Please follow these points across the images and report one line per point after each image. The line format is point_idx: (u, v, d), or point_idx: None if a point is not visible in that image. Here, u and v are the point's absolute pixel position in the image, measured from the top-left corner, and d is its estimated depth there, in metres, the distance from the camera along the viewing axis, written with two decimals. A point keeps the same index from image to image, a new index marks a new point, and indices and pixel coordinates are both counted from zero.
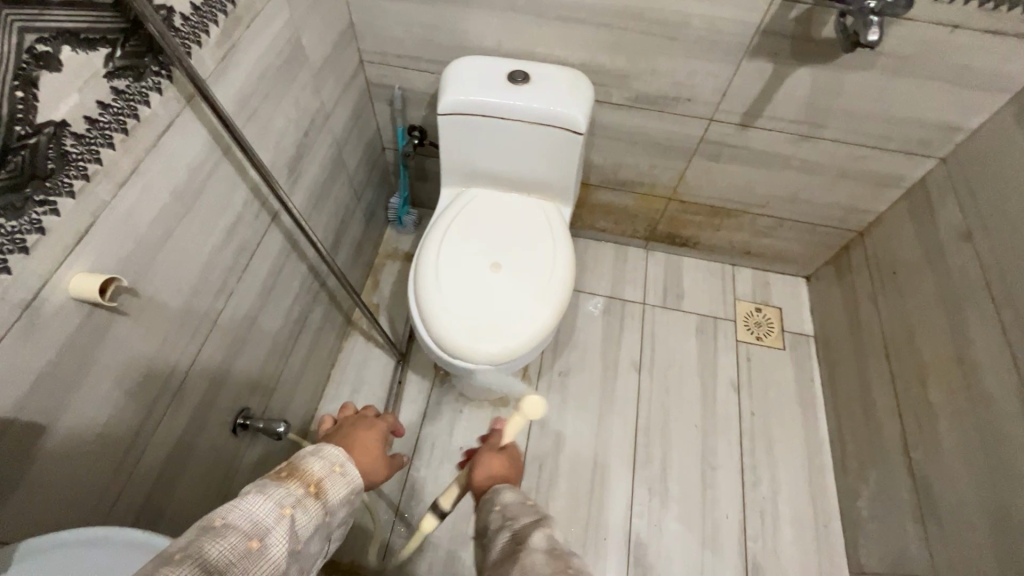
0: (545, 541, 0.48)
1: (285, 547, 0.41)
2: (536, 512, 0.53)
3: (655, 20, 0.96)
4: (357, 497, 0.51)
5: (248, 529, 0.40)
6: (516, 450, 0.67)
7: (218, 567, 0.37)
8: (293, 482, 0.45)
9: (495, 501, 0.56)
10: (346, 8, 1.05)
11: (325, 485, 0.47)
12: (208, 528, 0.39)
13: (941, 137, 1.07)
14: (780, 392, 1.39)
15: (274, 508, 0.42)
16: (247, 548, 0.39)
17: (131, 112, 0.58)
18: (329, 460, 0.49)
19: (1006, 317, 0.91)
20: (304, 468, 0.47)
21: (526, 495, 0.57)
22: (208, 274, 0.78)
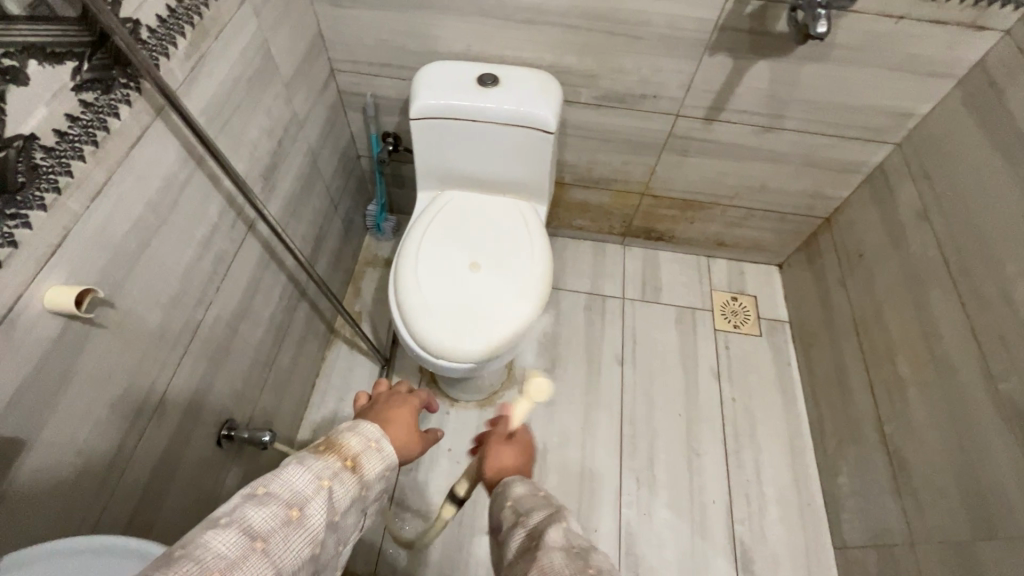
0: (561, 534, 0.48)
1: (323, 517, 0.44)
2: (548, 506, 0.52)
3: (618, 21, 0.99)
4: (391, 473, 0.52)
5: (289, 499, 0.43)
6: (527, 436, 0.65)
7: (262, 530, 0.41)
8: (332, 455, 0.48)
9: (505, 496, 0.56)
10: (315, 18, 1.06)
11: (361, 460, 0.49)
12: (252, 496, 0.43)
13: (895, 123, 1.12)
14: (759, 377, 1.42)
15: (313, 480, 0.45)
16: (287, 516, 0.43)
17: (101, 124, 0.58)
18: (366, 436, 0.51)
19: (965, 291, 0.95)
20: (342, 443, 0.50)
21: (538, 487, 0.57)
22: (187, 285, 0.78)
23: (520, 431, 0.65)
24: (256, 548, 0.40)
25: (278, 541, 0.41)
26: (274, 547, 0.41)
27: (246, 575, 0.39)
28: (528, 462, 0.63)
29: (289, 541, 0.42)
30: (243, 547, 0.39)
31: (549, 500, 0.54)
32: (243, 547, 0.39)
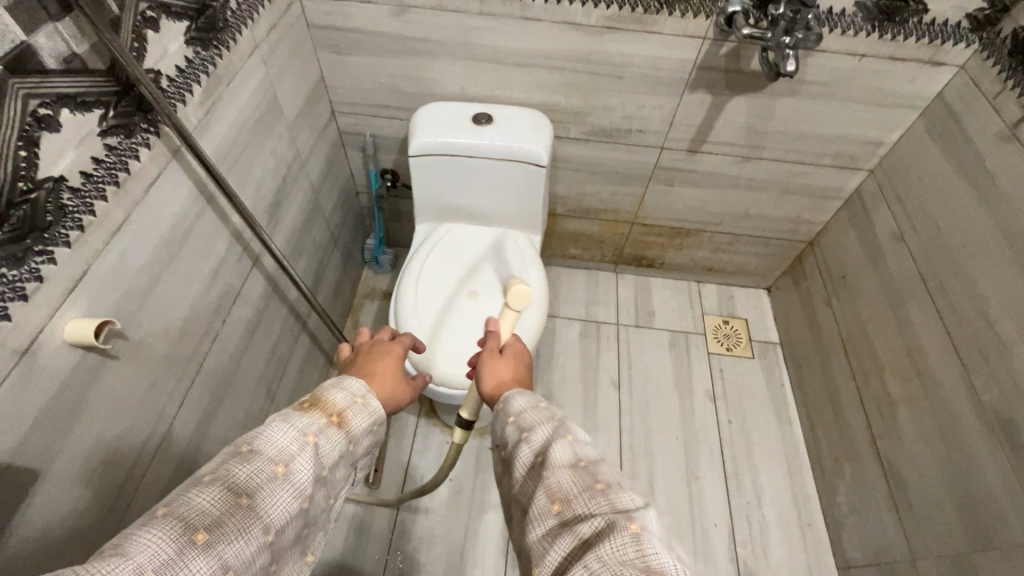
0: (567, 450, 0.54)
1: (309, 470, 0.49)
2: (550, 420, 0.58)
3: (603, 62, 1.06)
4: (376, 427, 0.59)
5: (274, 455, 0.48)
6: (517, 346, 0.74)
7: (247, 486, 0.45)
8: (316, 413, 0.53)
9: (509, 413, 0.61)
10: (317, 64, 1.12)
11: (345, 415, 0.55)
12: (238, 453, 0.47)
13: (867, 151, 1.19)
14: (753, 399, 1.45)
15: (298, 436, 0.50)
16: (273, 471, 0.47)
17: (122, 166, 0.62)
18: (351, 393, 0.58)
19: (943, 306, 1.00)
20: (328, 400, 0.55)
21: (537, 398, 0.63)
22: (195, 317, 0.80)
23: (510, 344, 0.75)
24: (242, 503, 0.44)
25: (265, 492, 0.46)
26: (260, 501, 0.45)
27: (236, 525, 0.43)
28: (522, 371, 0.73)
29: (275, 494, 0.46)
30: (230, 502, 0.43)
31: (550, 414, 0.59)
32: (230, 502, 0.43)
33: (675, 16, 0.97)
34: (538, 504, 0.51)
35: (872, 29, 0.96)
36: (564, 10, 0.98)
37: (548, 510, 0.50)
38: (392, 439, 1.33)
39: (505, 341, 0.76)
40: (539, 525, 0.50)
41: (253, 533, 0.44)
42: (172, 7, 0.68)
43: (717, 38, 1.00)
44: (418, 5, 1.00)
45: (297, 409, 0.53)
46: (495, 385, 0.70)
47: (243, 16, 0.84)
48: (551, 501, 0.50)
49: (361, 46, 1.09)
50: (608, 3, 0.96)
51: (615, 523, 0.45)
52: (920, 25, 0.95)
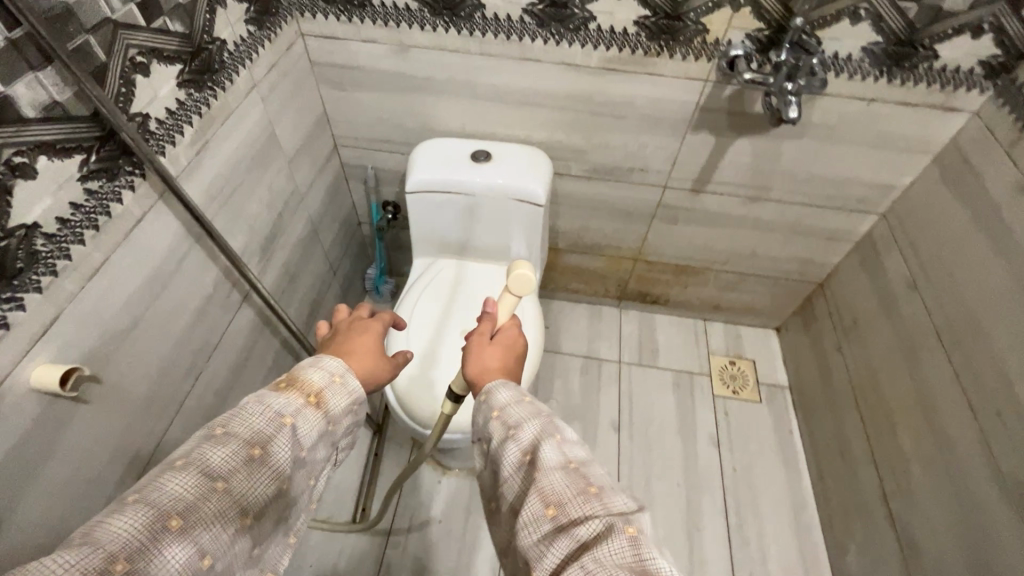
0: (556, 450, 0.54)
1: (284, 452, 0.50)
2: (536, 417, 0.57)
3: (603, 103, 1.05)
4: (358, 406, 0.60)
5: (249, 438, 0.49)
6: (509, 335, 0.72)
7: (221, 470, 0.46)
8: (293, 394, 0.54)
9: (492, 406, 0.60)
10: (319, 99, 1.13)
11: (324, 396, 0.55)
12: (212, 437, 0.48)
13: (878, 194, 1.15)
14: (760, 445, 1.39)
15: (274, 417, 0.51)
16: (248, 454, 0.48)
17: (103, 209, 0.62)
18: (329, 372, 0.57)
19: (957, 361, 0.95)
20: (304, 379, 0.55)
21: (521, 392, 0.62)
22: (178, 355, 0.79)
23: (505, 329, 0.73)
24: (216, 488, 0.45)
25: (240, 476, 0.47)
26: (235, 484, 0.47)
27: (209, 510, 0.44)
28: (510, 361, 0.70)
29: (250, 478, 0.48)
30: (203, 487, 0.45)
31: (535, 410, 0.58)
32: (203, 487, 0.45)
33: (676, 59, 0.96)
34: (529, 508, 0.51)
35: (880, 74, 0.93)
36: (564, 52, 0.98)
37: (541, 513, 0.50)
38: (383, 476, 1.30)
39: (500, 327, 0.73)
40: (530, 526, 0.50)
41: (227, 517, 0.46)
42: (164, 51, 0.68)
43: (719, 81, 0.98)
44: (418, 44, 1.00)
45: (274, 389, 0.54)
46: (477, 371, 0.68)
47: (241, 56, 0.84)
48: (544, 505, 0.50)
49: (363, 84, 1.09)
50: (608, 45, 0.95)
51: (613, 528, 0.46)
52: (931, 71, 0.92)
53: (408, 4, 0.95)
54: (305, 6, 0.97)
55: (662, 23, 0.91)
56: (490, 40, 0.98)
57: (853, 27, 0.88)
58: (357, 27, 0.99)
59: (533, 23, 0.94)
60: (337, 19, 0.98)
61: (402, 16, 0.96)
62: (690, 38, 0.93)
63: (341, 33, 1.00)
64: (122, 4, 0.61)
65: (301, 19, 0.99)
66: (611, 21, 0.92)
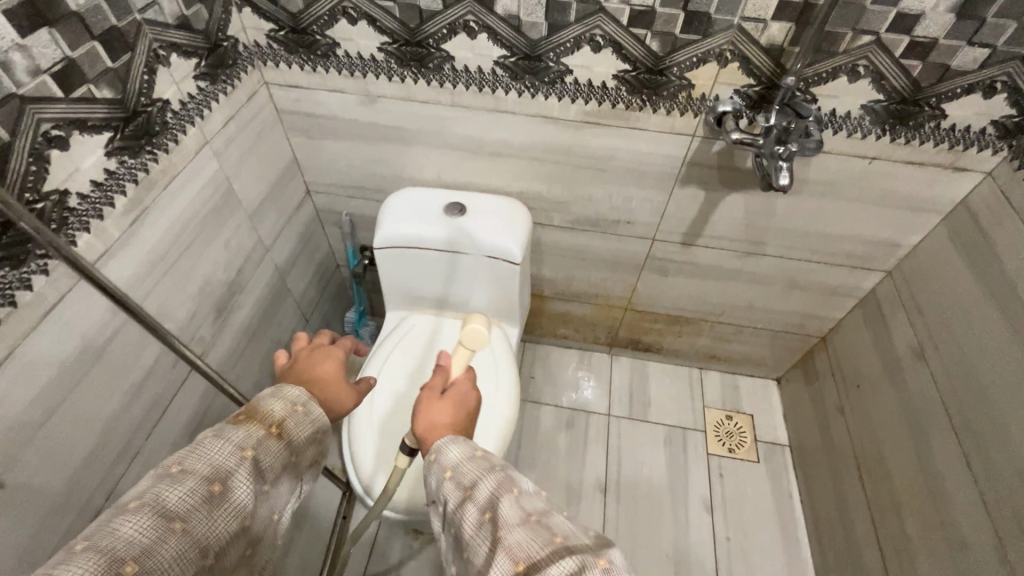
0: (516, 505, 0.51)
1: (247, 487, 0.49)
2: (491, 471, 0.55)
3: (584, 155, 0.99)
4: (322, 433, 0.59)
5: (207, 475, 0.46)
6: (461, 387, 0.68)
7: (180, 510, 0.44)
8: (252, 425, 0.52)
9: (443, 467, 0.58)
10: (288, 146, 1.08)
11: (286, 424, 0.55)
12: (167, 476, 0.45)
13: (883, 252, 1.07)
14: (756, 512, 1.29)
15: (235, 451, 0.49)
16: (208, 491, 0.46)
17: (6, 300, 0.56)
18: (289, 401, 0.56)
19: (968, 448, 0.86)
20: (265, 411, 0.54)
21: (473, 446, 0.60)
22: (108, 438, 0.73)
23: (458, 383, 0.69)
24: (175, 528, 0.43)
25: (200, 515, 0.45)
26: (194, 523, 0.44)
27: (167, 552, 0.42)
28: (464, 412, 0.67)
29: (211, 515, 0.46)
30: (161, 529, 0.42)
31: (489, 463, 0.56)
32: (160, 530, 0.42)
33: (660, 113, 0.89)
34: (497, 569, 0.47)
35: (882, 132, 0.86)
36: (540, 104, 0.91)
37: (509, 570, 0.46)
38: (353, 539, 1.23)
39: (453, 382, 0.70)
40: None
41: (188, 557, 0.43)
42: (89, 121, 0.63)
43: (707, 136, 0.91)
44: (386, 94, 0.95)
45: (232, 423, 0.52)
46: (427, 428, 0.64)
47: (189, 114, 0.79)
48: (511, 561, 0.46)
49: (332, 132, 1.04)
50: (586, 99, 0.89)
51: (585, 565, 0.43)
52: (938, 130, 0.84)
53: (375, 55, 0.89)
54: (266, 55, 0.92)
55: (644, 77, 0.84)
56: (462, 92, 0.92)
57: (851, 84, 0.81)
58: (322, 76, 0.94)
59: (506, 76, 0.88)
60: (301, 68, 0.93)
61: (369, 66, 0.91)
62: (675, 93, 0.86)
63: (306, 82, 0.95)
64: (32, 77, 0.56)
65: (264, 68, 0.94)
66: (588, 74, 0.86)
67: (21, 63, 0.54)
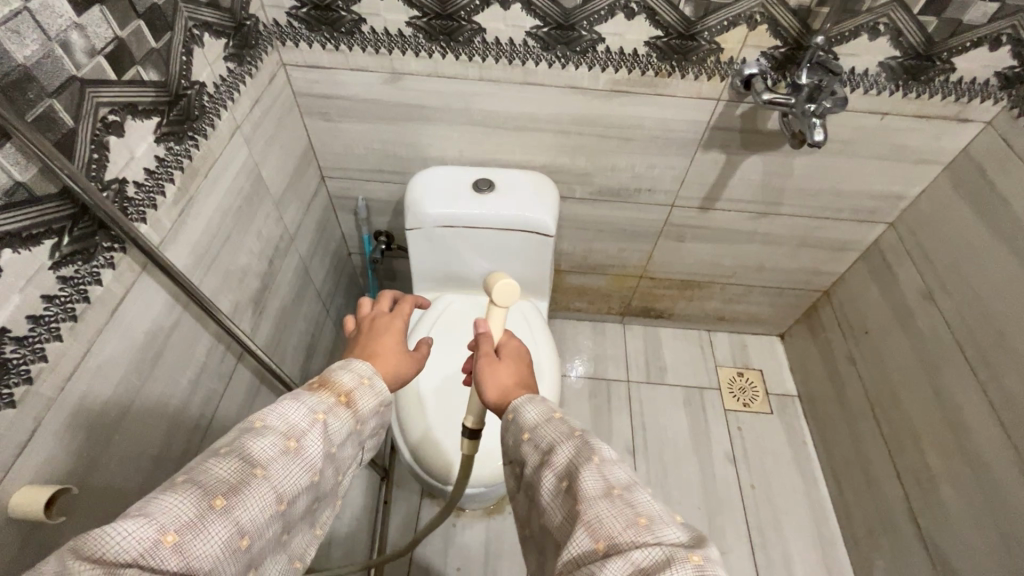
0: (597, 475, 0.46)
1: (320, 450, 0.46)
2: (570, 438, 0.50)
3: (611, 125, 1.00)
4: (384, 409, 0.55)
5: (285, 431, 0.44)
6: (514, 346, 0.64)
7: (261, 458, 0.42)
8: (323, 393, 0.49)
9: (522, 427, 0.54)
10: (305, 131, 1.05)
11: (355, 396, 0.51)
12: (250, 429, 0.44)
13: (887, 205, 1.14)
14: (776, 461, 1.36)
15: (309, 413, 0.46)
16: (285, 447, 0.44)
17: (80, 296, 0.54)
18: (358, 373, 0.53)
19: (986, 379, 0.93)
20: (334, 380, 0.51)
21: (551, 406, 0.55)
22: (171, 439, 0.71)
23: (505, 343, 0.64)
24: (257, 475, 0.41)
25: (278, 466, 0.43)
26: (273, 474, 0.43)
27: (248, 498, 0.40)
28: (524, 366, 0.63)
29: (287, 470, 0.44)
30: (244, 472, 0.41)
31: (569, 430, 0.51)
32: (244, 474, 0.41)
33: (688, 79, 0.91)
34: (577, 542, 0.43)
35: (896, 88, 0.91)
36: (570, 75, 0.92)
37: (589, 548, 0.42)
38: (394, 524, 1.24)
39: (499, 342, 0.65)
40: (577, 561, 0.43)
41: (268, 505, 0.42)
42: (139, 104, 0.60)
43: (732, 101, 0.94)
44: (412, 72, 0.93)
45: (304, 389, 0.49)
46: (499, 392, 0.59)
47: (222, 97, 0.76)
48: (591, 538, 0.42)
49: (351, 113, 1.01)
50: (617, 67, 0.90)
51: (674, 556, 0.39)
52: (947, 83, 0.89)
53: (402, 30, 0.87)
54: (286, 35, 0.89)
55: (675, 43, 0.86)
56: (491, 65, 0.91)
57: (871, 42, 0.85)
58: (346, 55, 0.91)
59: (538, 47, 0.88)
60: (322, 47, 0.90)
61: (395, 42, 0.89)
62: (704, 58, 0.88)
63: (327, 62, 0.92)
64: (90, 57, 0.52)
65: (283, 48, 0.90)
66: (621, 42, 0.87)
67: (79, 43, 0.51)
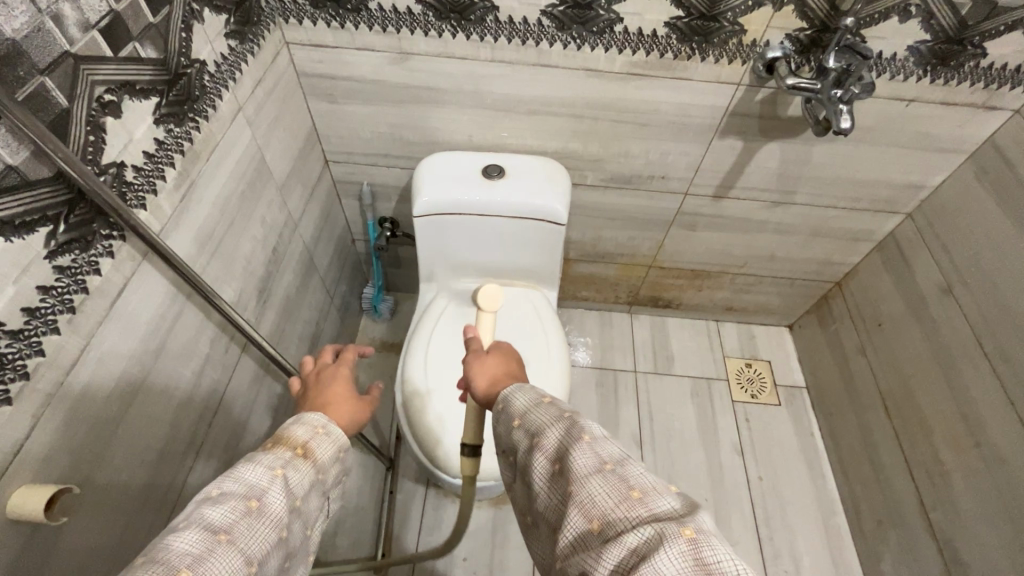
0: (588, 454, 0.44)
1: (283, 506, 0.44)
2: (560, 420, 0.48)
3: (626, 109, 0.96)
4: (345, 453, 0.54)
5: (244, 492, 0.42)
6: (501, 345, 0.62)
7: (223, 524, 0.39)
8: (277, 450, 0.47)
9: (511, 415, 0.52)
10: (308, 114, 1.01)
11: (311, 446, 0.50)
12: (207, 497, 0.41)
13: (906, 195, 1.11)
14: (783, 452, 1.36)
15: (266, 471, 0.44)
16: (246, 509, 0.41)
17: (78, 286, 0.51)
18: (311, 425, 0.52)
19: (1004, 374, 0.92)
20: (288, 435, 0.50)
21: (540, 391, 0.54)
22: (174, 434, 0.69)
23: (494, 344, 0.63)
24: (223, 539, 0.38)
25: (244, 530, 0.40)
26: (240, 537, 0.40)
27: (219, 565, 0.37)
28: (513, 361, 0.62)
29: (255, 533, 0.41)
30: (209, 540, 0.38)
31: (559, 412, 0.49)
32: (209, 540, 0.38)
33: (709, 62, 0.87)
34: (571, 525, 0.41)
35: (924, 73, 0.87)
36: (585, 56, 0.88)
37: (583, 528, 0.41)
38: (399, 515, 1.23)
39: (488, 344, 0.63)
40: (574, 546, 0.41)
41: (242, 568, 0.38)
42: (137, 83, 0.57)
43: (753, 85, 0.91)
44: (420, 51, 0.89)
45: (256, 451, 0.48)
46: (488, 382, 0.58)
47: (223, 76, 0.72)
48: (585, 519, 0.40)
49: (357, 96, 0.98)
50: (635, 49, 0.86)
51: (665, 532, 0.36)
52: (977, 70, 0.85)
53: (411, 7, 0.83)
54: (289, 11, 0.85)
55: (697, 24, 0.82)
56: (504, 46, 0.87)
57: (902, 25, 0.81)
58: (352, 33, 0.87)
59: (553, 26, 0.84)
60: (327, 25, 0.86)
61: (403, 21, 0.85)
62: (726, 40, 0.84)
63: (332, 40, 0.88)
64: (84, 32, 0.49)
65: (286, 26, 0.86)
66: (640, 22, 0.83)
67: (72, 16, 0.48)
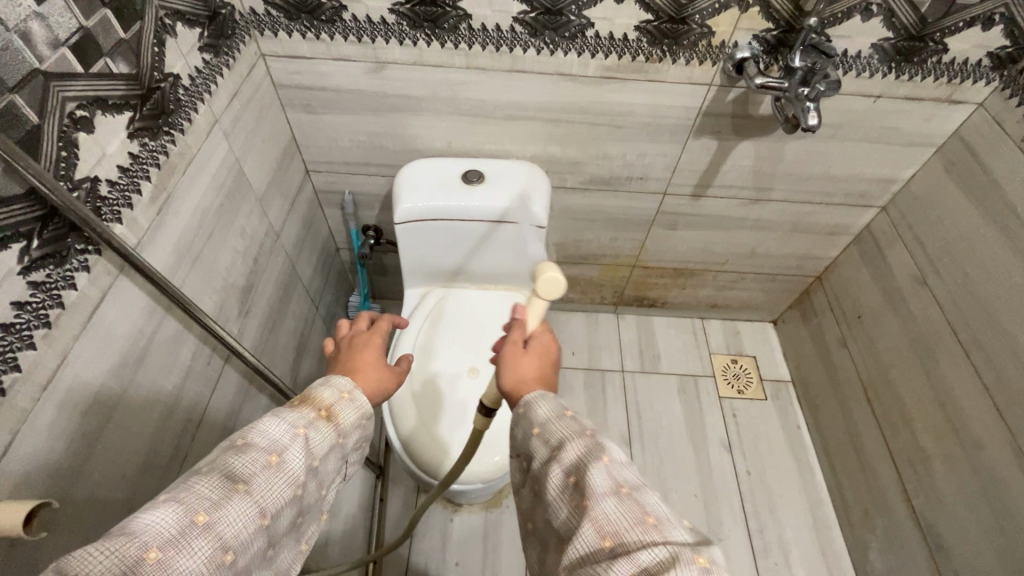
0: (606, 474, 0.44)
1: (303, 464, 0.44)
2: (580, 435, 0.48)
3: (600, 112, 0.98)
4: (367, 422, 0.53)
5: (267, 446, 0.43)
6: (544, 339, 0.59)
7: (243, 473, 0.41)
8: (305, 408, 0.48)
9: (532, 422, 0.51)
10: (287, 124, 1.01)
11: (336, 410, 0.50)
12: (232, 446, 0.42)
13: (879, 189, 1.13)
14: (770, 445, 1.37)
15: (290, 427, 0.45)
16: (267, 462, 0.42)
17: (54, 301, 0.51)
18: (338, 388, 0.52)
19: (977, 359, 0.94)
20: (315, 396, 0.50)
21: (563, 403, 0.52)
22: (156, 446, 0.69)
23: (538, 333, 0.60)
24: (239, 490, 0.40)
25: (260, 482, 0.41)
26: (257, 488, 0.41)
27: (230, 514, 0.38)
28: (550, 361, 0.59)
29: (272, 485, 0.42)
30: (225, 488, 0.39)
31: (580, 427, 0.49)
32: (226, 489, 0.39)
33: (679, 63, 0.89)
34: (583, 540, 0.42)
35: (888, 70, 0.89)
36: (559, 61, 0.89)
37: (594, 544, 0.41)
38: (390, 522, 1.23)
39: (531, 332, 0.60)
40: (583, 558, 0.42)
41: (253, 519, 0.40)
42: (109, 99, 0.57)
43: (724, 85, 0.93)
44: (396, 60, 0.90)
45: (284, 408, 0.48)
46: (516, 380, 0.56)
47: (198, 89, 0.73)
48: (599, 535, 0.41)
49: (335, 105, 0.98)
50: (606, 52, 0.88)
51: (678, 558, 0.38)
52: (939, 65, 0.88)
53: (385, 17, 0.84)
54: (264, 23, 0.85)
55: (666, 27, 0.84)
56: (478, 53, 0.89)
57: (865, 23, 0.83)
58: (327, 44, 0.88)
59: (526, 32, 0.85)
60: (302, 35, 0.87)
61: (378, 30, 0.86)
62: (695, 41, 0.86)
63: (307, 51, 0.89)
64: (53, 49, 0.49)
65: (260, 38, 0.87)
66: (610, 27, 0.85)
67: (41, 34, 0.48)
